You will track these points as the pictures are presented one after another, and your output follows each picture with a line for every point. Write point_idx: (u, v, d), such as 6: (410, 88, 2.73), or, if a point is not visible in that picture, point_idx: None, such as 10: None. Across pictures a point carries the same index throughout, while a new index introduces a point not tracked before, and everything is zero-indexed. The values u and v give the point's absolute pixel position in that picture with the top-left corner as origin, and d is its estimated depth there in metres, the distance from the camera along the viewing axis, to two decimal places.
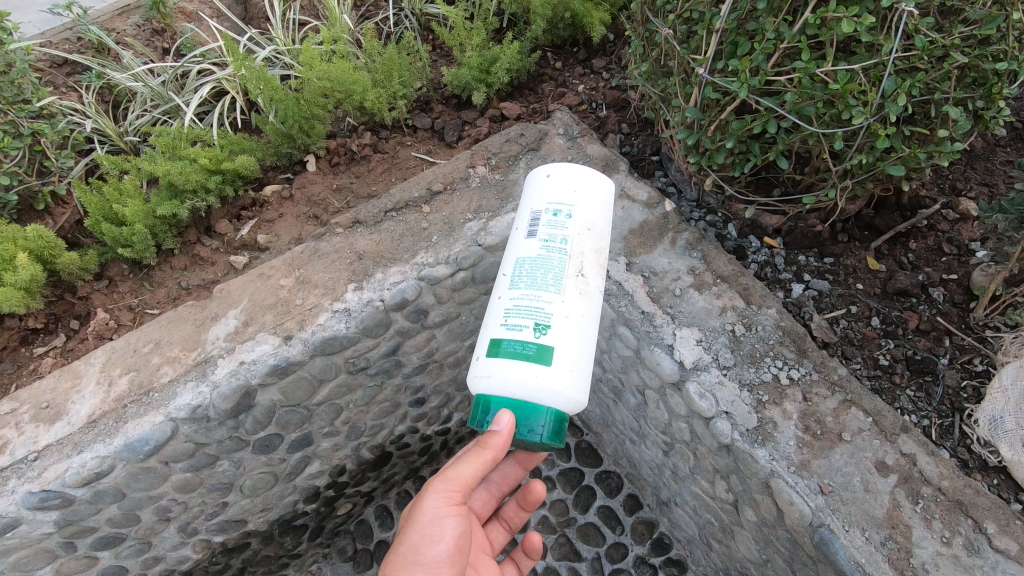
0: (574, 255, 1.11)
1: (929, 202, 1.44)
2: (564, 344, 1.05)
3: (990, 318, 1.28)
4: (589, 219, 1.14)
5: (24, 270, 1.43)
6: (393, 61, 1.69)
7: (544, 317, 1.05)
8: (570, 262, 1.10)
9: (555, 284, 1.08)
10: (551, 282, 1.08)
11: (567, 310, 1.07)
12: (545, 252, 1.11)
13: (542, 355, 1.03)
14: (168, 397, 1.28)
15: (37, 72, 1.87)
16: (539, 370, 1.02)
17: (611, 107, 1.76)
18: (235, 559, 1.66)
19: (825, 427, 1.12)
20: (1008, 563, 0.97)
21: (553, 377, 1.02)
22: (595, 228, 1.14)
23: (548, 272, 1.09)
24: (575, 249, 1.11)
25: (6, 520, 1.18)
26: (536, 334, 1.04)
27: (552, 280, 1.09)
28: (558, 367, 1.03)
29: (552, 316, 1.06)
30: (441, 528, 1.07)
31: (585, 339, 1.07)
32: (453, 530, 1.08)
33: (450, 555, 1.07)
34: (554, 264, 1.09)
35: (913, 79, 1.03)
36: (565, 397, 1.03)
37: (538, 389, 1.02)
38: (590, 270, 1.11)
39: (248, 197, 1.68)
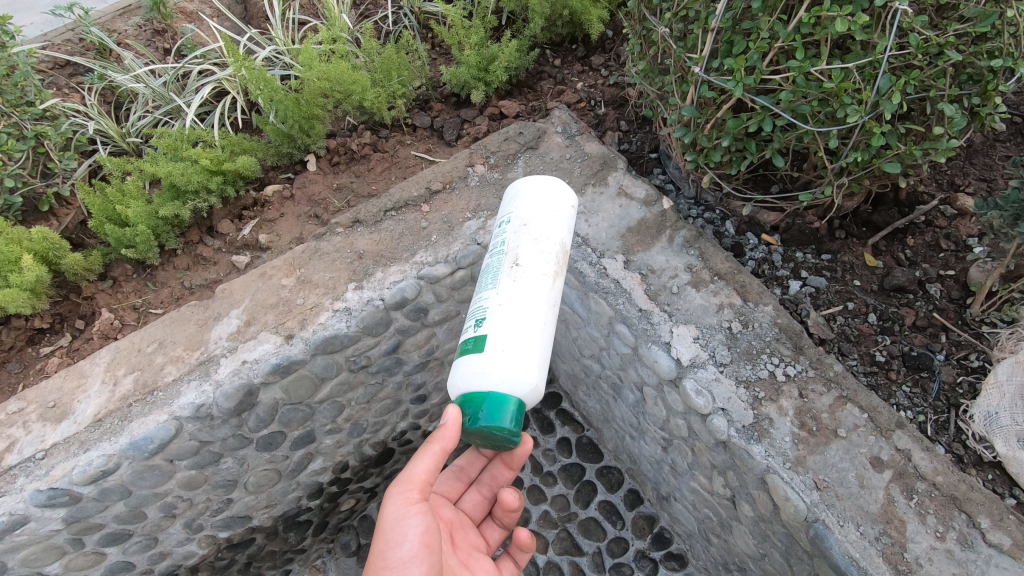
0: (510, 250, 1.14)
1: (927, 197, 1.44)
2: (496, 332, 1.06)
3: (986, 314, 1.28)
4: (524, 216, 1.17)
5: (29, 272, 1.45)
6: (392, 60, 1.69)
7: (482, 311, 1.10)
8: (505, 257, 1.14)
9: (492, 282, 1.13)
10: (489, 282, 1.13)
11: (499, 301, 1.09)
12: (490, 258, 1.18)
13: (477, 345, 1.07)
14: (172, 396, 1.30)
15: (39, 74, 1.88)
16: (473, 362, 1.06)
17: (610, 104, 1.77)
18: (241, 555, 1.69)
19: (821, 424, 1.13)
20: (1001, 557, 0.98)
21: (486, 361, 1.04)
22: (532, 222, 1.16)
23: (489, 275, 1.15)
24: (512, 243, 1.15)
25: (15, 517, 1.20)
26: (475, 328, 1.09)
27: (491, 278, 1.14)
28: (489, 351, 1.05)
29: (487, 311, 1.09)
30: (405, 528, 1.08)
31: (523, 324, 1.06)
32: (418, 529, 1.08)
33: (419, 553, 1.07)
34: (493, 266, 1.15)
35: (907, 77, 1.04)
36: (501, 380, 1.02)
37: (477, 378, 1.04)
38: (527, 259, 1.12)
39: (250, 197, 1.70)
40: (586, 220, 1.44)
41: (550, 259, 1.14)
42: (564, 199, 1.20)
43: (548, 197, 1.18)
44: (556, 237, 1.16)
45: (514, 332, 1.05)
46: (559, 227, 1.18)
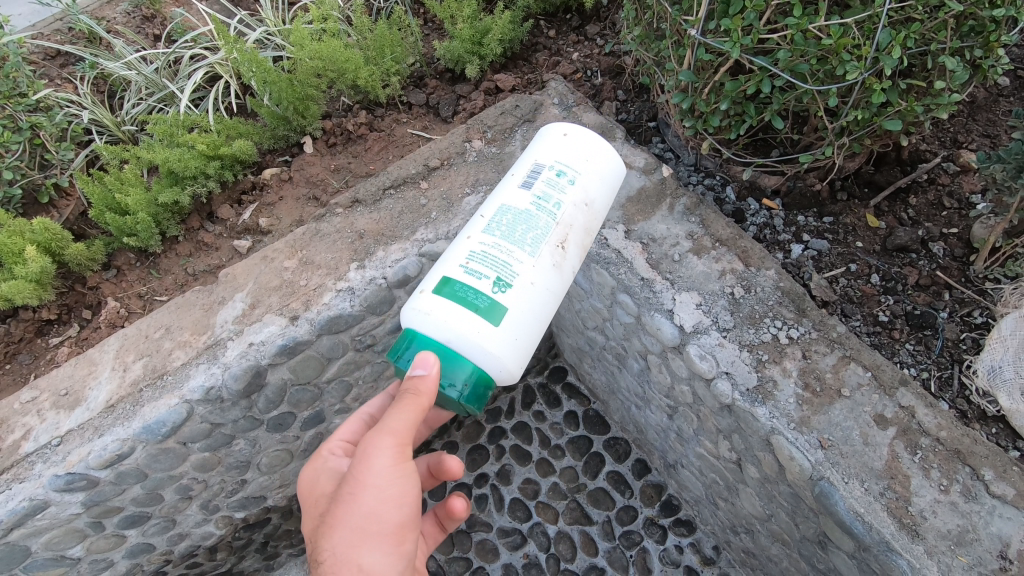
0: (566, 224, 1.07)
1: (929, 156, 1.43)
2: (517, 307, 0.99)
3: (990, 270, 1.28)
4: (588, 194, 1.10)
5: (34, 263, 1.46)
6: (385, 36, 1.67)
7: (512, 274, 1.00)
8: (557, 223, 1.05)
9: (531, 245, 1.03)
10: (528, 241, 1.03)
11: (534, 274, 1.01)
12: (534, 209, 1.05)
13: (491, 311, 0.97)
14: (182, 380, 1.31)
15: (31, 65, 1.87)
16: (483, 324, 0.96)
17: (606, 73, 1.75)
18: (257, 534, 1.72)
19: (825, 383, 1.14)
20: (1005, 507, 0.99)
21: (504, 338, 0.97)
22: (594, 203, 1.11)
23: (529, 226, 1.04)
24: (569, 222, 1.07)
25: (36, 502, 1.23)
26: (495, 288, 0.99)
27: (531, 239, 1.03)
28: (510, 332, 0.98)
29: (517, 275, 1.00)
30: (398, 490, 0.93)
31: (535, 310, 1.01)
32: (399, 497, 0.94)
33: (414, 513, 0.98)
34: (539, 225, 1.04)
35: (908, 31, 1.02)
36: (485, 351, 0.96)
37: (472, 341, 0.96)
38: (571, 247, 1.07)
39: (248, 181, 1.69)
40: None
41: (568, 248, 1.07)
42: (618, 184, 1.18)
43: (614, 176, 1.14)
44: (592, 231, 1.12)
45: (529, 321, 1.01)
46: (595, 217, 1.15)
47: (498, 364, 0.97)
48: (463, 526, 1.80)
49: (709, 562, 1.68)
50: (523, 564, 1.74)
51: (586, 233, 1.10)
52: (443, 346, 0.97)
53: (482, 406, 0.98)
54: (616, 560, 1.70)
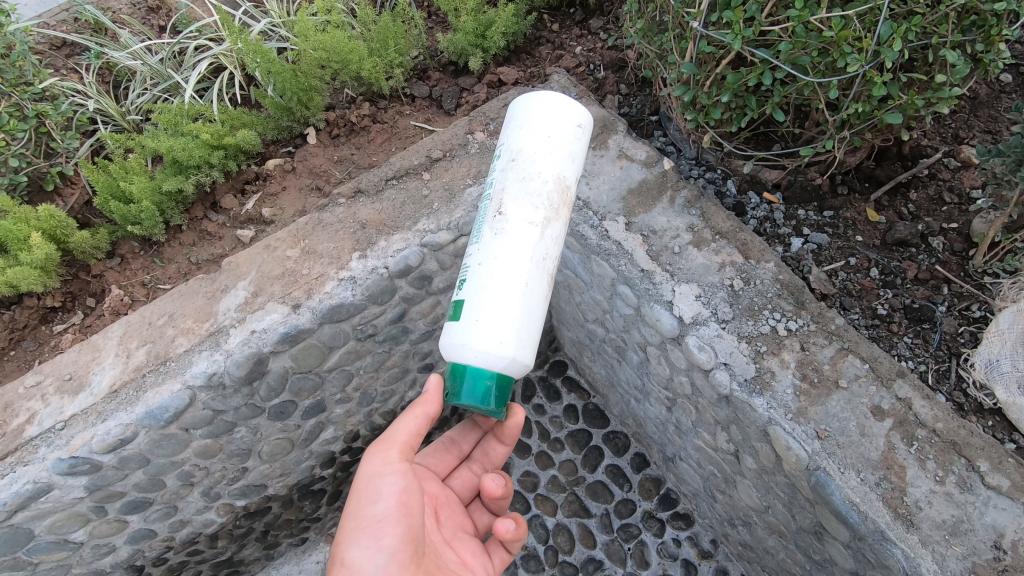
0: (502, 193, 1.11)
1: (930, 151, 1.43)
2: (469, 293, 1.06)
3: (989, 265, 1.28)
4: (518, 152, 1.12)
5: (38, 250, 1.47)
6: (388, 29, 1.68)
7: (466, 272, 1.10)
8: (492, 204, 1.12)
9: (477, 236, 1.11)
10: (476, 236, 1.12)
11: (480, 257, 1.08)
12: (481, 208, 1.15)
13: (456, 312, 1.07)
14: (184, 366, 1.33)
15: (37, 54, 1.88)
16: (450, 326, 1.07)
17: (609, 67, 1.75)
18: (258, 523, 1.73)
19: (822, 375, 1.14)
20: (1000, 499, 1.00)
21: (465, 326, 1.04)
22: (522, 155, 1.11)
23: (478, 226, 1.14)
24: (508, 191, 1.10)
25: (39, 485, 1.24)
26: (459, 292, 1.09)
27: (477, 232, 1.12)
28: (466, 316, 1.04)
29: (468, 270, 1.09)
30: (379, 485, 1.11)
31: (493, 282, 1.04)
32: (394, 487, 1.11)
33: (396, 512, 1.09)
34: (481, 217, 1.14)
35: (909, 24, 1.02)
36: (470, 348, 1.02)
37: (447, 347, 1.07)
38: (511, 208, 1.09)
39: (251, 171, 1.71)
40: (587, 182, 1.45)
41: (515, 209, 1.08)
42: (569, 114, 1.12)
43: (551, 113, 1.12)
44: (541, 176, 1.10)
45: (489, 299, 1.03)
46: (562, 158, 1.12)
47: (464, 349, 1.02)
48: None
49: (706, 555, 1.69)
50: (522, 555, 1.75)
51: (532, 181, 1.10)
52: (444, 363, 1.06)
53: (491, 402, 1.01)
54: (613, 552, 1.72)
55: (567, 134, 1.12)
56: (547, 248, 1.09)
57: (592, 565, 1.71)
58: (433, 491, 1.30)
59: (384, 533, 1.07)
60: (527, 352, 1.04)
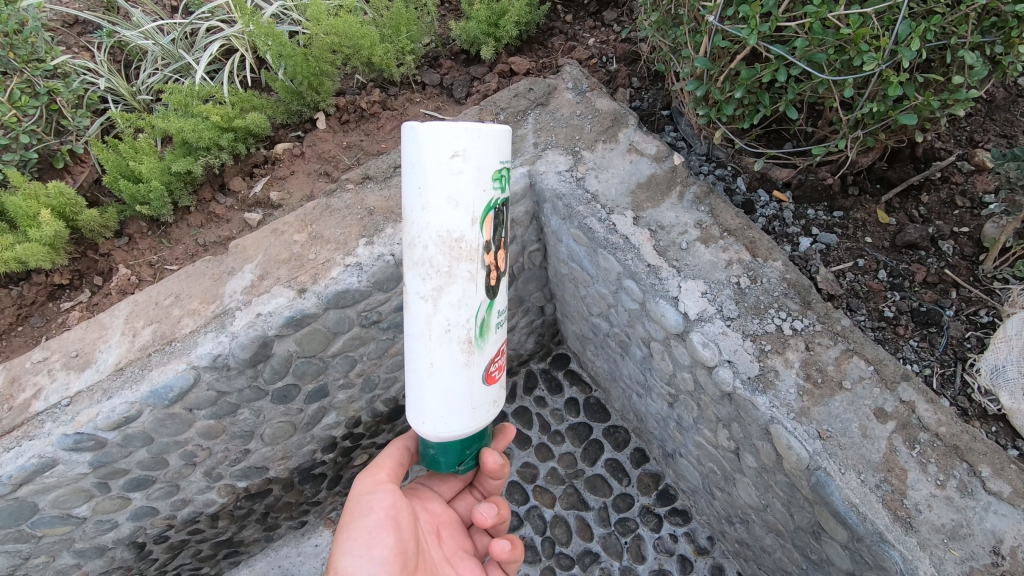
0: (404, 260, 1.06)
1: (944, 154, 1.41)
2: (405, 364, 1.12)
3: (998, 270, 1.27)
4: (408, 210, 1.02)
5: (47, 227, 1.47)
6: (400, 15, 1.67)
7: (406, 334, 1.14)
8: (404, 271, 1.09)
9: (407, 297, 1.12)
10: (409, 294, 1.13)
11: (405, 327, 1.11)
12: None
13: None
14: (189, 347, 1.33)
15: (49, 31, 1.88)
16: None
17: (622, 60, 1.74)
18: (258, 505, 1.74)
19: (826, 375, 1.14)
20: (1000, 504, 1.00)
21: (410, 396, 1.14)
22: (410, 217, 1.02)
23: None
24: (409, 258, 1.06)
25: (44, 460, 1.26)
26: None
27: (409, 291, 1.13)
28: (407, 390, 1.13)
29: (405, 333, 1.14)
30: (370, 501, 1.15)
31: (414, 360, 1.08)
32: (383, 502, 1.16)
33: (385, 525, 1.13)
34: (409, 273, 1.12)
35: (928, 23, 1.01)
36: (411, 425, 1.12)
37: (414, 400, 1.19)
38: (412, 278, 1.05)
39: (260, 155, 1.70)
40: (597, 175, 1.44)
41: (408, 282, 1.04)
42: (434, 156, 0.95)
43: (416, 163, 0.97)
44: (429, 238, 1.00)
45: (414, 380, 1.09)
46: (445, 211, 0.98)
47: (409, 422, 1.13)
48: None
49: (702, 552, 1.69)
50: None
51: (416, 248, 1.02)
52: None
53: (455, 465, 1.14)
54: (610, 545, 1.72)
55: (440, 175, 0.96)
56: (451, 317, 1.04)
57: (588, 558, 1.72)
58: (438, 509, 1.30)
59: (375, 542, 1.11)
60: (457, 422, 1.08)
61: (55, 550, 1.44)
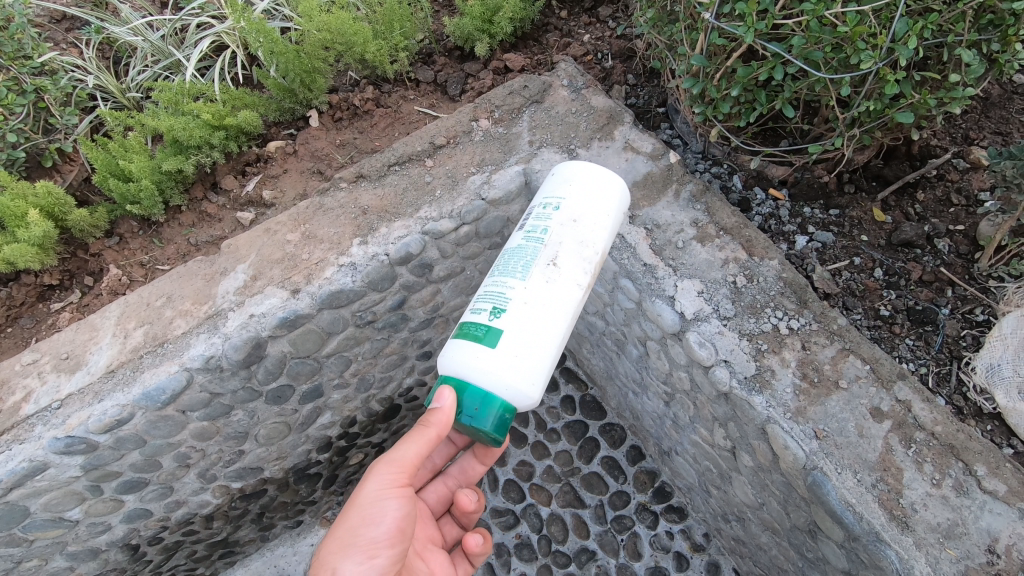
0: (554, 243, 1.12)
1: (940, 151, 1.41)
2: (512, 329, 1.05)
3: (994, 269, 1.27)
4: (577, 212, 1.15)
5: (36, 227, 1.45)
6: (394, 11, 1.65)
7: (503, 300, 1.08)
8: (545, 250, 1.12)
9: (522, 271, 1.10)
10: (518, 269, 1.11)
11: (525, 295, 1.07)
12: (525, 242, 1.15)
13: (489, 337, 1.05)
14: (182, 348, 1.32)
15: (37, 27, 1.85)
16: (482, 351, 1.04)
17: (617, 57, 1.73)
18: (253, 505, 1.73)
19: (822, 375, 1.14)
20: (995, 503, 1.00)
21: (493, 358, 1.03)
22: (582, 218, 1.14)
23: (521, 258, 1.12)
24: (557, 238, 1.12)
25: (35, 463, 1.24)
26: (490, 317, 1.07)
27: (522, 266, 1.11)
28: (501, 350, 1.03)
29: (510, 300, 1.08)
30: (382, 508, 1.06)
31: (541, 325, 1.06)
32: (395, 511, 1.07)
33: (392, 535, 1.07)
34: (528, 253, 1.12)
35: (925, 21, 1.00)
36: (502, 381, 1.02)
37: (458, 364, 1.06)
38: (565, 260, 1.11)
39: (252, 153, 1.69)
40: None
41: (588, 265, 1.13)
42: (611, 184, 1.17)
43: (596, 180, 1.17)
44: (596, 242, 1.14)
45: (529, 339, 1.05)
46: (601, 224, 1.15)
47: (496, 377, 1.02)
48: None
49: (698, 549, 1.70)
50: (515, 543, 1.76)
51: (589, 246, 1.13)
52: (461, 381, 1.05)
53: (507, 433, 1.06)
54: (607, 543, 1.73)
55: (608, 204, 1.16)
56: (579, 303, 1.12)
57: (585, 556, 1.72)
58: None
59: (379, 553, 1.06)
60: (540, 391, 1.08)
61: (48, 553, 1.43)
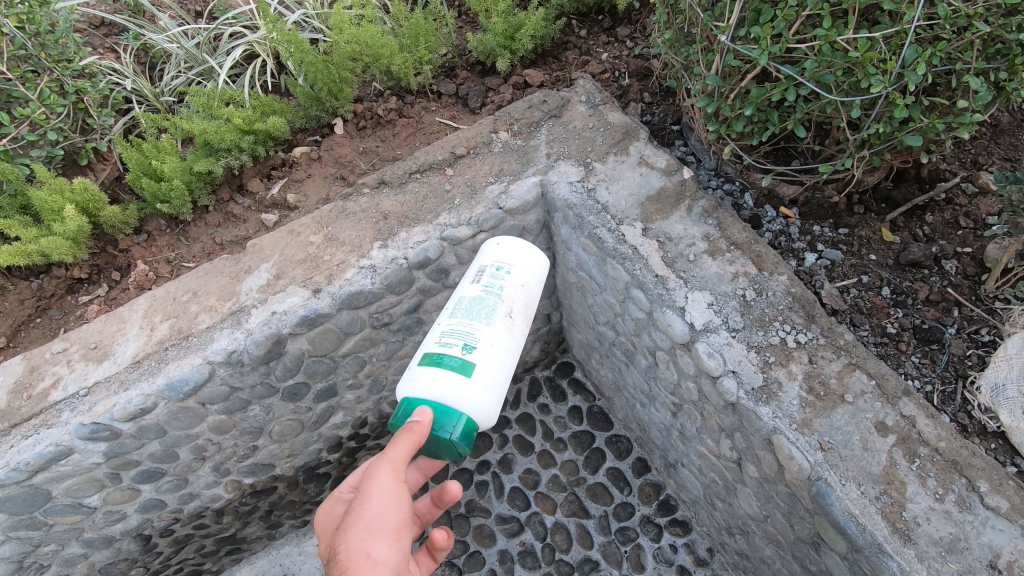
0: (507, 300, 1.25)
1: (949, 175, 1.44)
2: (485, 364, 1.15)
3: (1000, 290, 1.29)
4: (525, 279, 1.30)
5: (72, 222, 1.51)
6: (420, 26, 1.71)
7: (471, 339, 1.17)
8: (504, 303, 1.24)
9: (486, 317, 1.21)
10: (482, 315, 1.21)
11: (491, 337, 1.19)
12: (484, 293, 1.25)
13: (465, 369, 1.13)
14: (206, 342, 1.37)
15: (77, 32, 1.94)
16: (460, 381, 1.12)
17: (634, 75, 1.78)
18: (263, 502, 1.76)
19: (828, 389, 1.16)
20: (998, 519, 1.01)
21: (471, 390, 1.12)
22: (522, 277, 1.30)
23: (480, 306, 1.23)
24: (514, 293, 1.26)
25: (60, 448, 1.29)
26: (463, 351, 1.15)
27: (486, 313, 1.22)
28: (480, 384, 1.13)
29: (478, 340, 1.17)
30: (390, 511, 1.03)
31: (506, 365, 1.19)
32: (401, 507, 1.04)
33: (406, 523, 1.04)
34: (489, 303, 1.23)
35: (934, 49, 1.04)
36: (477, 409, 1.12)
37: (447, 396, 1.11)
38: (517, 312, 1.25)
39: (278, 157, 1.75)
40: (607, 187, 1.48)
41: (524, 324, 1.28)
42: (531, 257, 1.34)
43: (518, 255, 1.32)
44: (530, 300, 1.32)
45: (500, 372, 1.17)
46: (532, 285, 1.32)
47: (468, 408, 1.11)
48: (462, 510, 1.84)
49: (702, 563, 1.70)
50: (518, 551, 1.77)
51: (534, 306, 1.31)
52: (426, 399, 1.12)
53: (469, 443, 1.12)
54: (610, 554, 1.73)
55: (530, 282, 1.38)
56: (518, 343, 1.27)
57: (588, 566, 1.72)
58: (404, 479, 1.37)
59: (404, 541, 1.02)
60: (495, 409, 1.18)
61: (65, 539, 1.46)
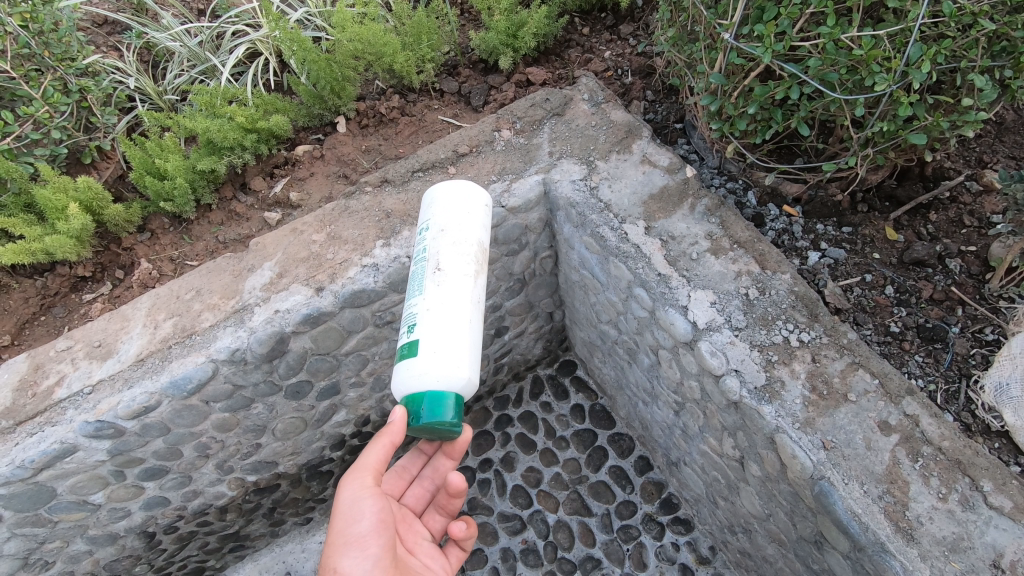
0: (434, 257, 1.21)
1: (953, 173, 1.43)
2: (427, 332, 1.13)
3: (1005, 289, 1.29)
4: (447, 229, 1.24)
5: (76, 220, 1.52)
6: (422, 24, 1.71)
7: (412, 317, 1.16)
8: (430, 263, 1.21)
9: (417, 288, 1.19)
10: (415, 289, 1.20)
11: (425, 303, 1.16)
12: (415, 267, 1.23)
13: (411, 349, 1.13)
14: (209, 340, 1.37)
15: (80, 30, 1.94)
16: (412, 362, 1.12)
17: (637, 73, 1.78)
18: (266, 499, 1.76)
19: (831, 387, 1.16)
20: (1001, 519, 1.01)
21: (422, 363, 1.10)
22: (448, 228, 1.24)
23: (415, 281, 1.22)
24: (438, 248, 1.22)
25: (65, 446, 1.29)
26: (409, 333, 1.15)
27: (417, 285, 1.20)
28: (427, 353, 1.11)
29: (416, 314, 1.16)
30: (361, 508, 1.14)
31: (447, 318, 1.14)
32: (373, 509, 1.14)
33: (376, 528, 1.13)
34: (417, 274, 1.21)
35: (939, 47, 1.03)
36: (438, 378, 1.09)
37: (418, 380, 1.10)
38: (448, 263, 1.20)
39: (281, 156, 1.75)
40: (609, 185, 1.48)
41: (470, 259, 1.22)
42: (476, 198, 1.29)
43: (455, 202, 1.26)
44: (471, 239, 1.24)
45: (444, 327, 1.13)
46: (474, 228, 1.26)
47: (426, 377, 1.10)
48: (465, 507, 1.84)
49: (704, 562, 1.70)
50: (521, 549, 1.78)
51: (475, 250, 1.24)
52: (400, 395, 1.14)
53: (453, 418, 1.09)
54: (612, 552, 1.73)
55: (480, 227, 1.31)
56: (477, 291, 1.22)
57: (590, 564, 1.73)
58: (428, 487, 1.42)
59: (370, 544, 1.10)
60: (474, 367, 1.14)
61: (70, 535, 1.47)
